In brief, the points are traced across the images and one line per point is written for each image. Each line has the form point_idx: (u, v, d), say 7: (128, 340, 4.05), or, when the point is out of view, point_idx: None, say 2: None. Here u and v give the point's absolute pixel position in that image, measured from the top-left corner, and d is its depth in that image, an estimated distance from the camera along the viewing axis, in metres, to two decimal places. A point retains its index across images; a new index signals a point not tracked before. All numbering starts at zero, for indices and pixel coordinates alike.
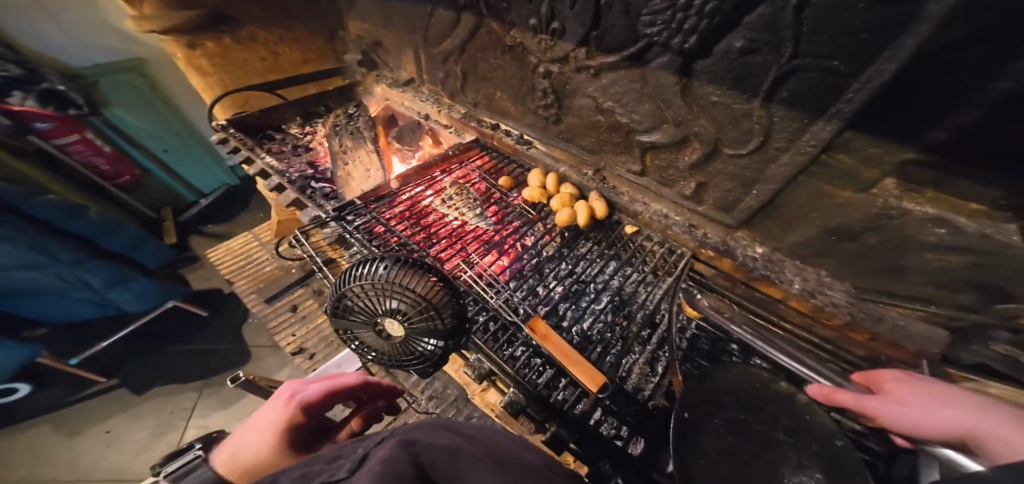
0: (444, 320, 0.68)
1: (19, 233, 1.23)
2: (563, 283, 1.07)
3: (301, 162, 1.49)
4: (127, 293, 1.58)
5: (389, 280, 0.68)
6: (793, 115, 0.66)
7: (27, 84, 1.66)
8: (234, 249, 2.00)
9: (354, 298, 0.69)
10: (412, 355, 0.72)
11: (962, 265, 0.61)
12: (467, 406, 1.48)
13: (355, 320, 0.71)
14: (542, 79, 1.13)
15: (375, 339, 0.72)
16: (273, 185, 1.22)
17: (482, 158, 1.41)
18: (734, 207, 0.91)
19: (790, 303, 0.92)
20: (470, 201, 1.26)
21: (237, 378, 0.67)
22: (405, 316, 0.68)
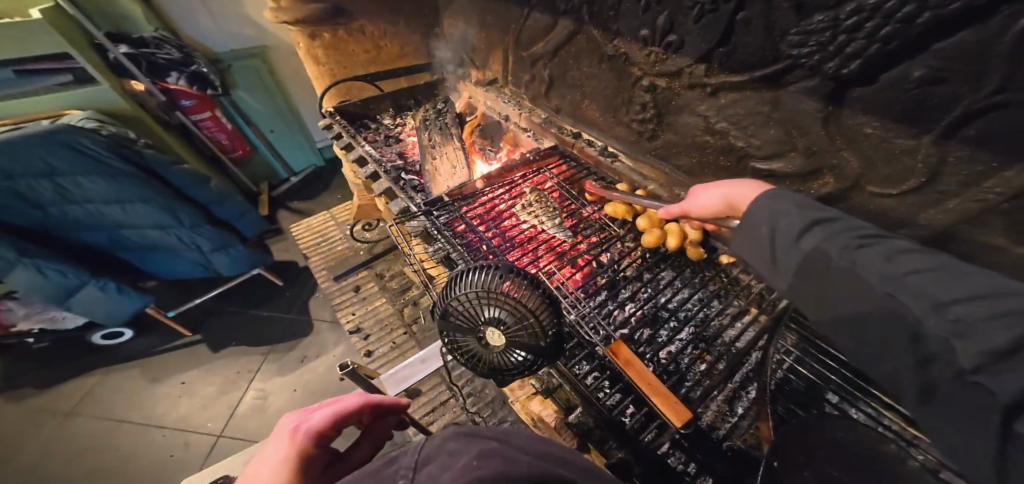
0: (545, 337, 0.64)
1: (157, 195, 1.42)
2: (643, 308, 1.00)
3: (393, 151, 1.54)
4: (225, 257, 1.71)
5: (498, 289, 0.65)
6: (976, 157, 0.59)
7: (182, 66, 1.91)
8: (313, 227, 2.12)
9: (459, 303, 0.68)
10: (505, 367, 0.68)
11: None
12: (502, 409, 1.45)
13: (457, 325, 0.69)
14: (644, 93, 1.09)
15: (473, 347, 0.69)
16: (369, 173, 1.30)
17: (560, 166, 1.37)
18: None
19: None
20: (548, 210, 1.23)
21: (347, 364, 0.68)
22: (507, 327, 0.65)
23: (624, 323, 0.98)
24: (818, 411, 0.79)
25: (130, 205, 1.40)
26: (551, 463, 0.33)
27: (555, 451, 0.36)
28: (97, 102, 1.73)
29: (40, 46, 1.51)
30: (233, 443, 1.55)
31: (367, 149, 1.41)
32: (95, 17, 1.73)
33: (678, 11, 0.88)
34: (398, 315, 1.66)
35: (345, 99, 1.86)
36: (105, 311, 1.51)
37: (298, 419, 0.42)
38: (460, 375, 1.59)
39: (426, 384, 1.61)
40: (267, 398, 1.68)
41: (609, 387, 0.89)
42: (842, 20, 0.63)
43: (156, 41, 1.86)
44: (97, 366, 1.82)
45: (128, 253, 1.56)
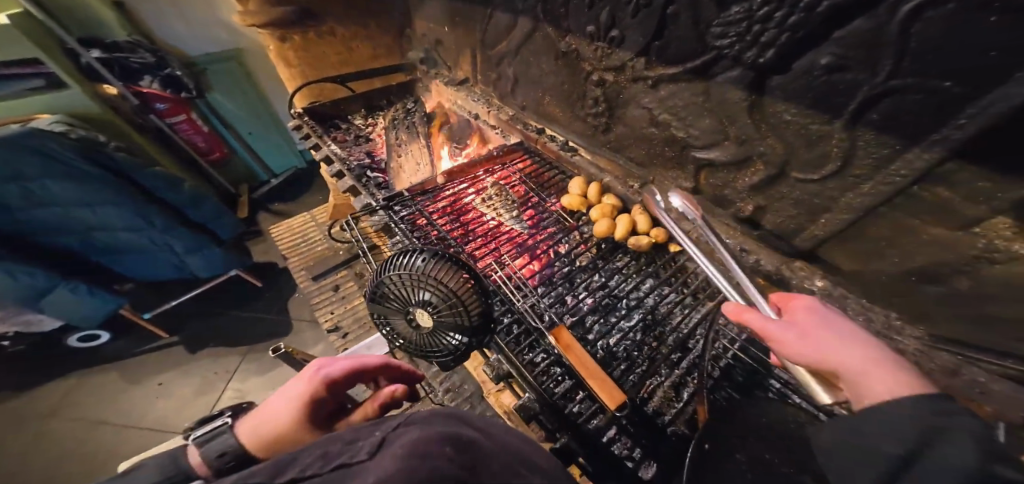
0: (469, 315, 0.67)
1: (128, 199, 1.45)
2: (594, 296, 1.02)
3: (361, 151, 1.56)
4: (200, 259, 1.75)
5: (424, 272, 0.68)
6: (882, 140, 0.61)
7: (155, 70, 1.97)
8: (292, 227, 2.14)
9: (391, 285, 0.70)
10: (437, 348, 0.71)
11: None
12: (481, 404, 1.46)
13: (389, 306, 0.72)
14: (595, 87, 1.11)
15: (405, 328, 0.72)
16: (335, 171, 1.32)
17: (524, 161, 1.40)
18: (797, 234, 0.85)
19: None
20: (508, 203, 1.26)
21: (279, 347, 0.73)
22: (434, 309, 0.67)
23: (571, 309, 1.00)
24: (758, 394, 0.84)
25: (99, 208, 1.42)
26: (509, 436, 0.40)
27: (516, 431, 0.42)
28: (73, 106, 1.73)
29: (13, 50, 1.50)
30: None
31: (333, 148, 1.42)
32: (68, 22, 1.75)
33: (617, 7, 0.91)
34: None
35: (317, 99, 1.88)
36: (78, 312, 1.53)
37: (317, 366, 0.45)
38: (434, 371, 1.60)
39: None
40: (245, 397, 1.69)
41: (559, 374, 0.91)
42: (755, 12, 0.65)
43: (129, 46, 1.91)
44: (76, 369, 1.84)
45: (100, 256, 1.58)
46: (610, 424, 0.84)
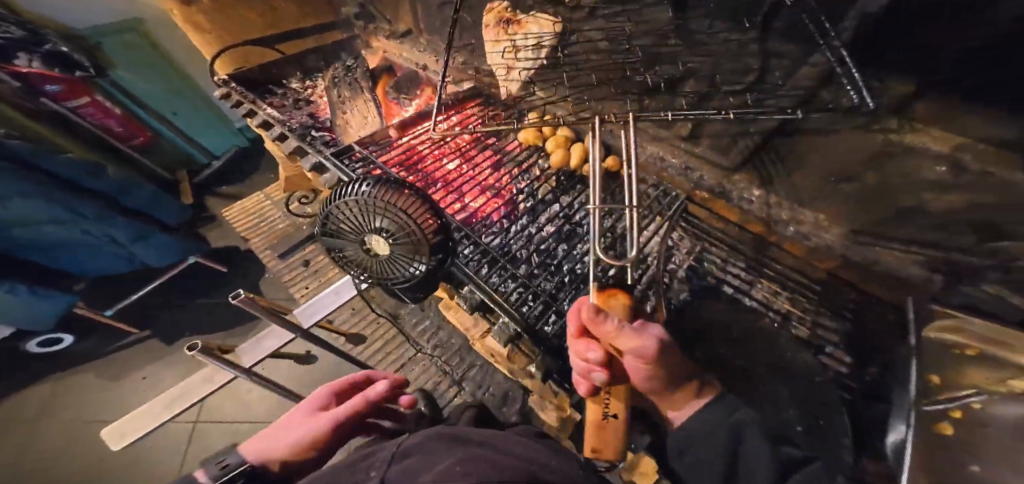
0: (422, 238, 0.63)
1: (44, 187, 1.32)
2: (555, 224, 1.07)
3: (302, 114, 1.48)
4: (148, 246, 1.67)
5: (376, 196, 0.64)
6: None
7: (33, 46, 1.61)
8: (247, 207, 2.06)
9: (345, 210, 0.65)
10: (397, 276, 0.68)
11: None
12: (470, 354, 1.53)
13: (343, 235, 0.68)
14: (529, 28, 1.13)
15: (364, 258, 0.69)
16: (276, 135, 1.23)
17: (476, 107, 1.37)
18: (728, 148, 0.91)
19: (785, 245, 0.89)
20: (470, 148, 1.23)
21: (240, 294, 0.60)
22: (387, 235, 0.64)
23: (529, 242, 1.03)
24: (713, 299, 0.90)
25: (12, 203, 1.27)
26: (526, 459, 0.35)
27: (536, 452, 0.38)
28: None
29: None
30: (214, 423, 1.63)
31: (270, 112, 1.32)
32: None
33: None
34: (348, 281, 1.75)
35: (244, 65, 1.71)
36: (25, 314, 1.46)
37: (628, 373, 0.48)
38: (423, 329, 1.64)
39: (392, 342, 1.65)
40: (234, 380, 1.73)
41: (531, 299, 0.90)
42: None
43: None
44: (47, 374, 1.80)
45: (36, 256, 1.48)
46: None
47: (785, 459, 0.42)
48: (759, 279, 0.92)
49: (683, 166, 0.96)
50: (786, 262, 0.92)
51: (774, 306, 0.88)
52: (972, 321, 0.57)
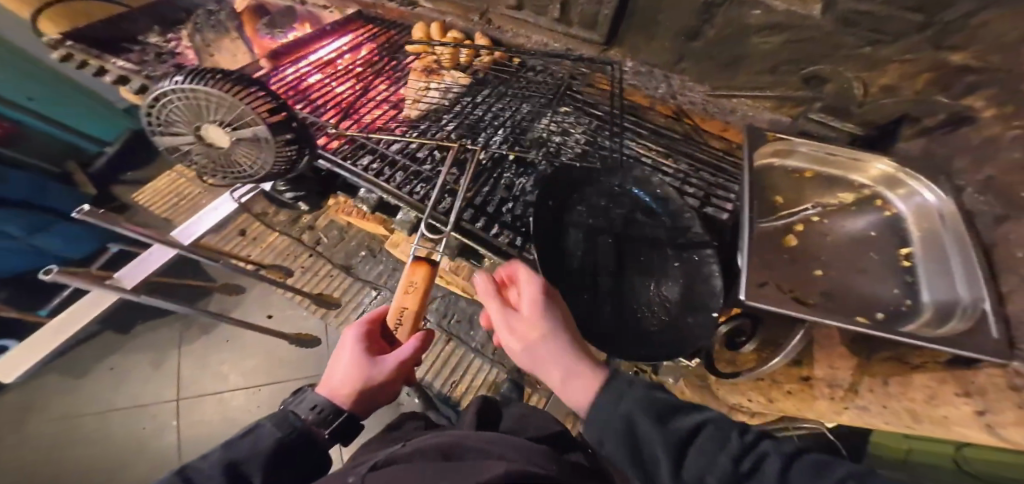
0: (263, 122, 0.56)
1: None
2: (458, 121, 0.96)
3: (166, 66, 1.20)
4: (55, 238, 1.60)
5: (189, 85, 0.54)
6: None
7: None
8: (161, 190, 1.90)
9: (165, 104, 0.57)
10: (254, 170, 0.63)
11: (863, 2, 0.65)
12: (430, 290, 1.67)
13: (178, 132, 0.60)
14: None
15: (207, 155, 0.63)
16: (138, 88, 1.12)
17: (368, 29, 1.21)
18: (594, 22, 0.97)
19: (658, 106, 1.01)
20: (368, 70, 1.10)
21: (81, 208, 0.58)
22: (229, 124, 0.57)
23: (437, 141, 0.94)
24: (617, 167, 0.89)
25: None
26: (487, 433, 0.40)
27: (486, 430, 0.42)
28: None
29: None
30: (198, 397, 1.63)
31: (122, 65, 1.14)
32: None
33: None
34: (292, 244, 1.75)
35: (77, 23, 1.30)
36: None
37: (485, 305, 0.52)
38: (378, 274, 1.65)
39: (349, 293, 1.69)
40: (207, 354, 1.71)
41: (441, 194, 0.86)
42: None
43: None
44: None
45: None
46: (489, 222, 0.85)
47: (677, 433, 0.34)
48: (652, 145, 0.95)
49: (560, 50, 1.05)
50: (662, 123, 0.99)
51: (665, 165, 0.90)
52: (801, 143, 0.75)
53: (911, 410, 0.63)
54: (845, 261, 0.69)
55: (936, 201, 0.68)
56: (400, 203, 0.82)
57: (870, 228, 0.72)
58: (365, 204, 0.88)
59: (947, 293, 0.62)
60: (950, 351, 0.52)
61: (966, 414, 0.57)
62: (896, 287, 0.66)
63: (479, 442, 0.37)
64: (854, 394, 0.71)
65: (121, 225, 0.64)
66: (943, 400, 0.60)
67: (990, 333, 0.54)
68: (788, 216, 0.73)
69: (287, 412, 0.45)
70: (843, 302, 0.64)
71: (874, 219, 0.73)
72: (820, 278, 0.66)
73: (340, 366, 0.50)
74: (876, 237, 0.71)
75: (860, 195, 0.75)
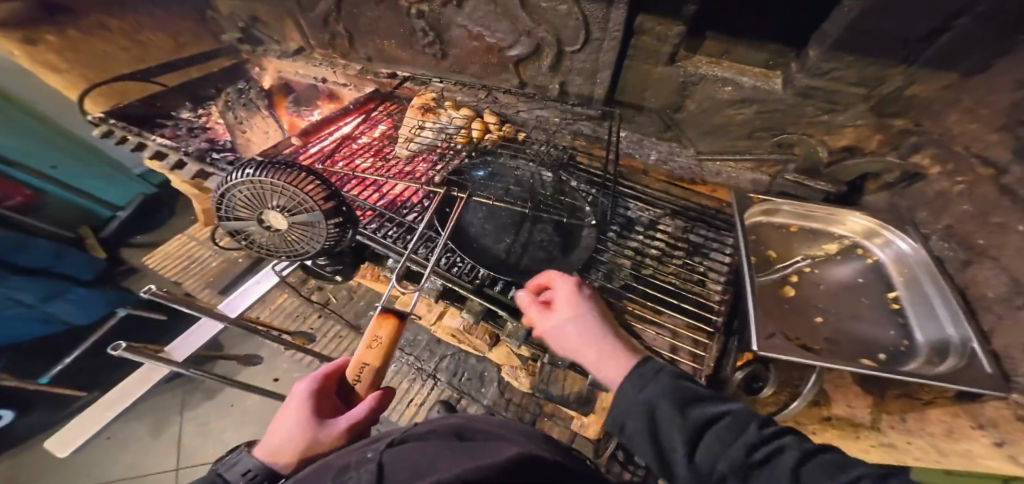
0: (319, 208, 0.64)
1: None
2: None
3: (199, 141, 1.31)
4: (67, 304, 1.60)
5: (258, 179, 0.62)
6: (659, 19, 0.84)
7: None
8: (172, 253, 1.94)
9: (238, 193, 0.64)
10: (304, 248, 0.70)
11: (829, 82, 0.76)
12: (439, 346, 1.74)
13: (242, 217, 0.67)
14: (418, 20, 1.18)
15: (264, 235, 0.69)
16: (173, 163, 1.19)
17: (387, 107, 1.36)
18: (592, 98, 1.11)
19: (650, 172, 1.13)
20: (388, 144, 1.23)
21: (150, 288, 0.66)
22: (286, 210, 0.64)
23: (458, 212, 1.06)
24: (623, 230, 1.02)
25: None
26: (468, 428, 0.49)
27: (462, 424, 0.50)
28: None
29: None
30: (198, 467, 1.55)
31: (161, 141, 1.24)
32: None
33: None
34: (302, 303, 1.82)
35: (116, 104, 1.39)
36: None
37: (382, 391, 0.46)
38: (386, 332, 1.76)
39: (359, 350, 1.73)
40: (209, 420, 1.65)
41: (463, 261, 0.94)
42: None
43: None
44: None
45: None
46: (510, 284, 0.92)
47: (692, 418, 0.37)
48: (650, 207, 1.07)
49: (561, 123, 1.19)
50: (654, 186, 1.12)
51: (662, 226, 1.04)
52: (779, 203, 0.85)
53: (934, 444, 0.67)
54: (841, 309, 0.75)
55: (908, 249, 0.77)
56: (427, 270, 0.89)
57: (858, 275, 0.80)
58: (392, 272, 0.94)
59: (937, 333, 0.68)
60: (956, 387, 0.57)
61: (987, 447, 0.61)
62: (892, 329, 0.72)
63: (485, 426, 0.50)
64: (878, 431, 0.74)
65: (179, 302, 0.71)
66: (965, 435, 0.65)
67: (983, 367, 0.60)
68: (782, 269, 0.81)
69: (213, 477, 0.34)
70: (847, 347, 0.69)
71: (859, 266, 0.81)
72: (822, 325, 0.72)
73: (281, 424, 0.42)
74: (864, 283, 0.79)
75: (843, 245, 0.84)
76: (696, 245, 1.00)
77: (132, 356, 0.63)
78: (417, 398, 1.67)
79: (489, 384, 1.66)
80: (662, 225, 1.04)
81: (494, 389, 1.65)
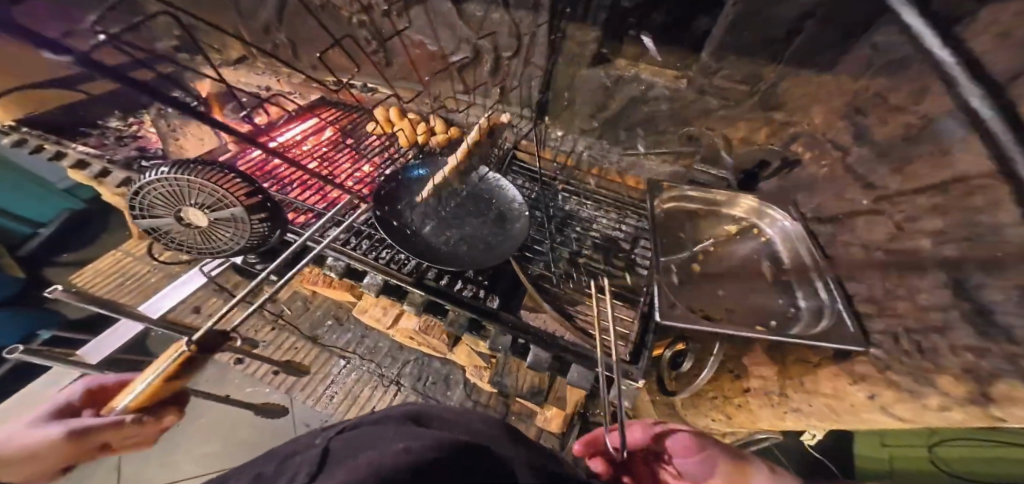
0: (240, 204, 0.65)
1: None
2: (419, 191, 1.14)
3: (130, 150, 1.26)
4: None
5: (174, 177, 0.63)
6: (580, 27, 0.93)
7: None
8: (103, 270, 1.81)
9: (153, 192, 0.64)
10: (227, 243, 0.70)
11: (719, 82, 0.87)
12: (401, 352, 1.73)
13: (159, 215, 0.67)
14: (360, 29, 1.22)
15: (185, 232, 0.69)
16: (97, 172, 1.14)
17: (334, 113, 1.37)
18: (528, 101, 1.18)
19: (587, 169, 1.21)
20: (336, 149, 1.25)
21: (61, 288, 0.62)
22: (208, 207, 0.65)
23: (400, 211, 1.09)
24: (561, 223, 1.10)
25: None
26: (439, 417, 0.45)
27: (428, 410, 0.46)
28: None
29: None
30: None
31: (85, 151, 1.18)
32: None
33: None
34: (254, 317, 1.76)
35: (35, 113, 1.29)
36: None
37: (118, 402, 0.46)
38: (346, 341, 1.74)
39: (317, 361, 1.71)
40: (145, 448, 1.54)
41: (404, 257, 0.96)
42: None
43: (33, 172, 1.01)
44: None
45: None
46: (454, 277, 0.96)
47: None
48: (584, 203, 1.15)
49: (503, 122, 1.25)
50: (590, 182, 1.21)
51: (593, 217, 1.12)
52: (691, 191, 0.95)
53: (829, 404, 0.72)
54: (740, 282, 0.85)
55: (789, 226, 0.88)
56: (368, 266, 0.92)
57: (755, 253, 0.90)
58: (332, 271, 0.94)
59: (814, 298, 0.79)
60: (825, 345, 0.67)
61: (863, 399, 0.66)
62: (781, 298, 0.82)
63: (448, 413, 0.46)
64: (785, 397, 0.81)
65: None
66: (843, 391, 0.71)
67: (848, 326, 0.70)
68: (691, 249, 0.90)
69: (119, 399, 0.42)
70: (744, 315, 0.79)
71: (754, 246, 0.91)
72: (722, 297, 0.82)
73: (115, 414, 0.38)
74: (759, 259, 0.89)
75: (741, 226, 0.93)
76: (628, 233, 1.09)
77: (31, 360, 0.57)
78: (380, 406, 1.65)
79: (455, 386, 1.67)
80: (597, 218, 1.12)
81: (460, 391, 1.65)
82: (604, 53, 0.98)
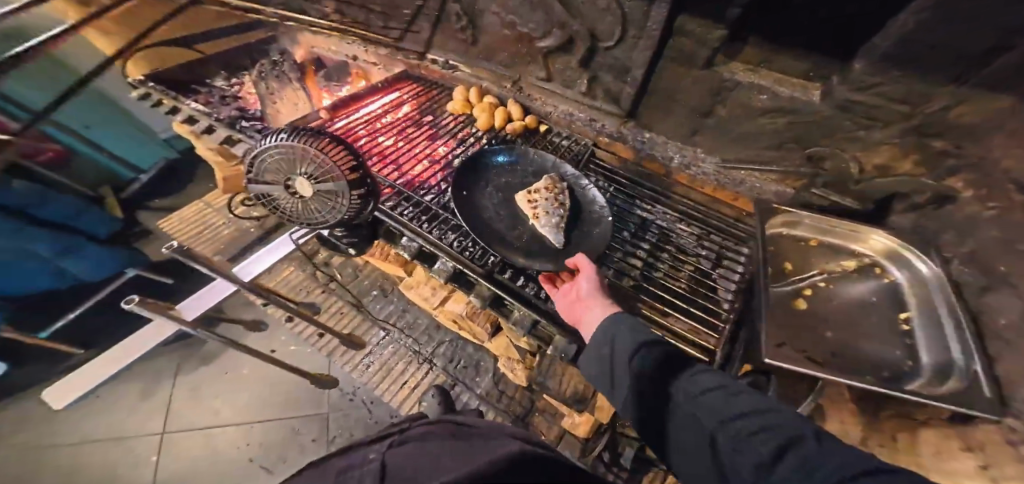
0: (346, 178, 0.65)
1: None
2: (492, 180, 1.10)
3: (228, 108, 1.33)
4: (79, 261, 1.59)
5: (288, 145, 0.63)
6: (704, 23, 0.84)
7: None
8: (185, 217, 1.96)
9: (270, 157, 0.65)
10: (325, 216, 0.70)
11: (867, 98, 0.76)
12: (438, 332, 1.74)
13: (270, 181, 0.68)
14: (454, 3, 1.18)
15: (289, 201, 0.70)
16: (202, 128, 1.22)
17: (413, 89, 1.36)
18: (619, 98, 1.09)
19: (673, 176, 1.12)
20: (414, 125, 1.24)
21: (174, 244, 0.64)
22: (315, 178, 0.65)
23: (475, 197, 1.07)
24: (636, 230, 1.03)
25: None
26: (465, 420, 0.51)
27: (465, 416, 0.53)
28: None
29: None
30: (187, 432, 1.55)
31: (194, 106, 1.26)
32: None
33: None
34: (309, 277, 1.85)
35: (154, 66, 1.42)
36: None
37: None
38: (388, 313, 1.78)
39: (358, 328, 1.75)
40: (200, 387, 1.66)
41: (473, 245, 0.93)
42: None
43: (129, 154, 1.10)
44: None
45: None
46: (518, 272, 0.90)
47: None
48: (662, 211, 1.08)
49: (585, 116, 1.18)
50: (675, 190, 1.12)
51: (673, 229, 1.04)
52: (803, 213, 0.86)
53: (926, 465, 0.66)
54: (851, 324, 0.75)
55: (926, 271, 0.77)
56: (439, 250, 0.90)
57: (873, 294, 0.80)
58: (405, 251, 0.94)
59: (939, 356, 0.68)
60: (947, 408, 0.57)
61: (973, 468, 0.59)
62: (897, 349, 0.72)
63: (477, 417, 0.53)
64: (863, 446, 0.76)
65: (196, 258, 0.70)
66: (950, 453, 0.64)
67: (983, 392, 0.60)
68: (796, 282, 0.81)
69: None
70: (849, 362, 0.69)
71: (874, 286, 0.81)
72: (829, 340, 0.72)
73: None
74: (878, 302, 0.79)
75: (861, 263, 0.84)
76: (710, 252, 1.00)
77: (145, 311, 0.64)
78: (412, 381, 1.66)
79: (484, 374, 1.66)
80: (677, 230, 1.04)
81: (489, 379, 1.64)
82: (723, 52, 0.88)
